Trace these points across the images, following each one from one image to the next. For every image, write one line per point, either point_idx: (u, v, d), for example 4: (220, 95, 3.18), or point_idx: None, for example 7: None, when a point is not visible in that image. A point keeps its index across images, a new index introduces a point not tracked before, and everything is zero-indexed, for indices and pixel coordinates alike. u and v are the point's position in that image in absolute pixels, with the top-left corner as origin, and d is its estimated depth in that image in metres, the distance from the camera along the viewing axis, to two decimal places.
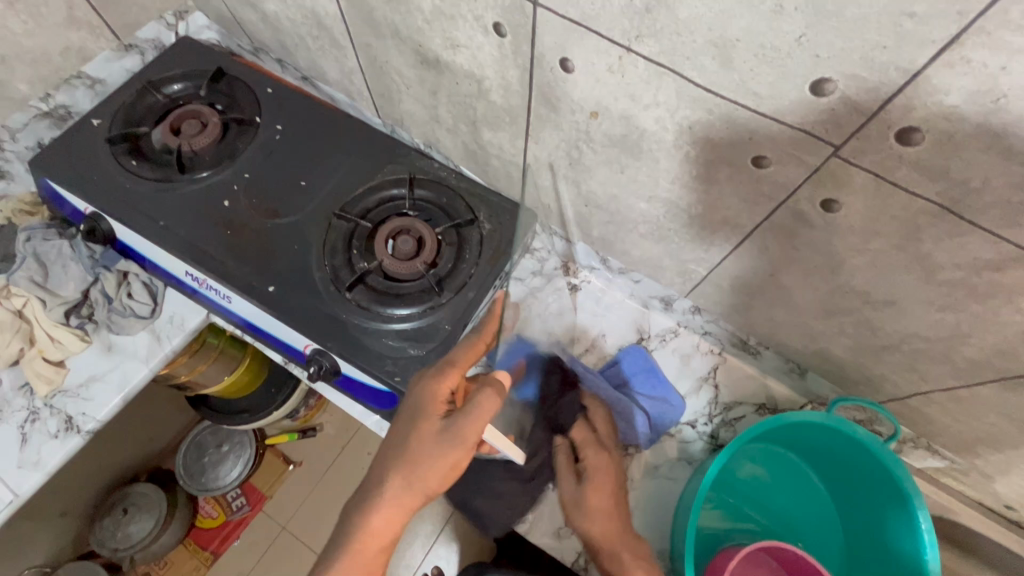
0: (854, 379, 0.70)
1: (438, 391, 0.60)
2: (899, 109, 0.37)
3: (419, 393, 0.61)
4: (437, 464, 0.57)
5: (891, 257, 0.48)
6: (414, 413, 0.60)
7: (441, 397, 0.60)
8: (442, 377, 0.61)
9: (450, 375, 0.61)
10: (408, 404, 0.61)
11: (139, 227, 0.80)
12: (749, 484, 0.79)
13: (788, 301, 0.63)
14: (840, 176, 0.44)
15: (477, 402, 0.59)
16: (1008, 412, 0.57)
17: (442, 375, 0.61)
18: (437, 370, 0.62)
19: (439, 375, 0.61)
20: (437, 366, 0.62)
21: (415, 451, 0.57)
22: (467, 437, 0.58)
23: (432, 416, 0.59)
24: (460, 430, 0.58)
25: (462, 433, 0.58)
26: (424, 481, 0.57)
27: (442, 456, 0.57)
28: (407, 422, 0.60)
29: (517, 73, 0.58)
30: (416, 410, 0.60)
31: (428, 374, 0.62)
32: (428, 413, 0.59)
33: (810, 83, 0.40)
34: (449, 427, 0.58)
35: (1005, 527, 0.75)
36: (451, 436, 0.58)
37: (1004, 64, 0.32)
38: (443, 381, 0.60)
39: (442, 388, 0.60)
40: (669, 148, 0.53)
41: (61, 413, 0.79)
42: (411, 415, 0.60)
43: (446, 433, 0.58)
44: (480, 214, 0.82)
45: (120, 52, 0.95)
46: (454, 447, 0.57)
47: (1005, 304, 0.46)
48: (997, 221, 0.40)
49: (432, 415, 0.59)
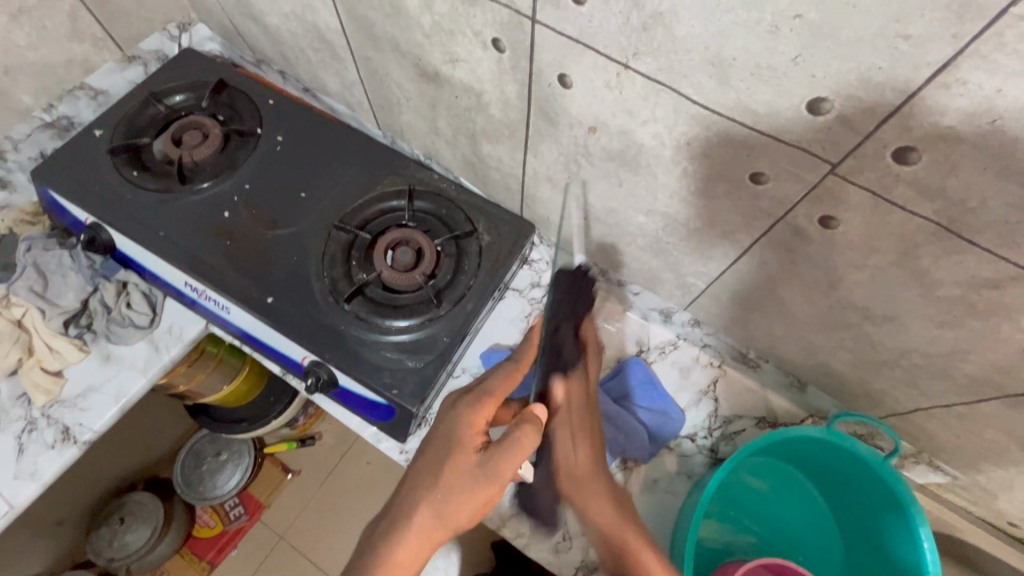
0: (854, 393, 0.69)
1: (473, 421, 0.60)
2: (895, 128, 0.37)
3: (452, 421, 0.60)
4: (470, 498, 0.56)
5: (890, 273, 0.48)
6: (448, 443, 0.59)
7: (477, 428, 0.60)
8: (477, 407, 0.61)
9: (485, 406, 0.61)
10: (440, 432, 0.60)
11: (139, 237, 0.80)
12: (748, 499, 0.79)
13: (787, 315, 0.63)
14: (837, 194, 0.44)
15: (517, 435, 0.58)
16: (1010, 429, 0.56)
17: (478, 406, 0.61)
18: (472, 399, 0.62)
19: (475, 404, 0.61)
20: (473, 395, 0.63)
21: (448, 480, 0.56)
22: (501, 473, 0.57)
23: (467, 447, 0.59)
24: (495, 465, 0.57)
25: (498, 468, 0.57)
26: (455, 514, 0.56)
27: (476, 489, 0.56)
28: (439, 450, 0.59)
29: (516, 88, 0.59)
30: (449, 439, 0.59)
31: (462, 402, 0.62)
32: (462, 443, 0.59)
33: (806, 102, 0.40)
34: (484, 461, 0.57)
35: (1008, 544, 0.74)
36: (486, 470, 0.57)
37: (999, 86, 0.32)
38: (479, 412, 0.61)
39: (478, 419, 0.61)
40: (667, 163, 0.53)
41: (58, 424, 0.79)
42: (443, 444, 0.59)
43: (481, 467, 0.57)
44: (479, 226, 0.82)
45: (124, 63, 0.96)
46: (488, 482, 0.57)
47: (1004, 322, 0.46)
48: (995, 240, 0.40)
49: (467, 447, 0.59)
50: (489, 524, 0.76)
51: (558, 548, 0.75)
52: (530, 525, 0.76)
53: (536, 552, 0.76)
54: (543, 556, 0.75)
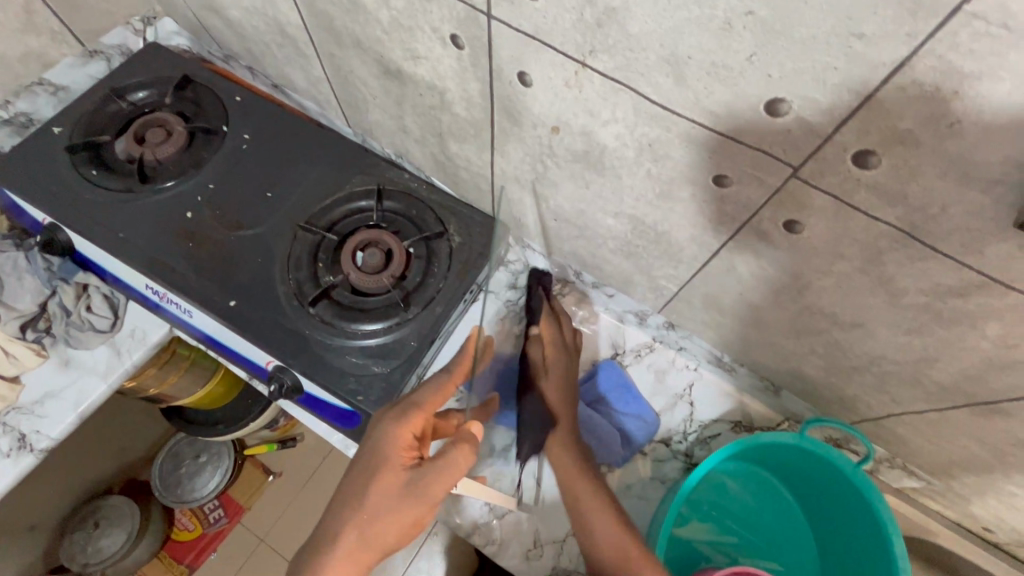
0: (828, 398, 0.68)
1: (402, 437, 0.58)
2: (854, 131, 0.36)
3: (380, 436, 0.58)
4: (398, 519, 0.55)
5: (856, 279, 0.47)
6: (375, 461, 0.57)
7: (406, 444, 0.58)
8: (405, 421, 0.58)
9: (414, 419, 0.59)
10: (367, 448, 0.58)
11: (98, 239, 0.78)
12: (723, 506, 0.77)
13: (758, 319, 0.62)
14: (799, 198, 0.43)
15: (449, 459, 0.57)
16: (980, 437, 0.55)
17: (407, 421, 0.59)
18: (401, 413, 0.59)
19: (403, 418, 0.59)
20: (402, 407, 0.60)
21: (374, 502, 0.55)
22: (431, 493, 0.56)
23: (395, 466, 0.57)
24: (425, 485, 0.56)
25: (428, 488, 0.56)
26: (382, 536, 0.55)
27: (404, 511, 0.55)
28: (366, 469, 0.57)
29: (477, 86, 0.57)
30: (375, 457, 0.57)
31: (390, 416, 0.59)
32: (390, 462, 0.57)
33: (764, 103, 0.38)
34: (414, 481, 0.56)
35: (982, 549, 0.73)
36: (415, 491, 0.56)
37: (956, 87, 0.31)
38: (408, 428, 0.58)
39: (407, 435, 0.58)
40: (631, 164, 0.52)
41: (14, 431, 0.76)
42: (370, 462, 0.57)
43: (410, 489, 0.56)
44: (450, 227, 0.80)
45: (85, 58, 0.93)
46: (418, 503, 0.56)
47: (971, 330, 0.44)
48: (958, 247, 0.38)
49: (395, 466, 0.57)
50: (459, 531, 0.75)
51: (528, 555, 0.73)
52: (500, 531, 0.75)
53: (507, 560, 0.74)
54: (514, 563, 0.74)
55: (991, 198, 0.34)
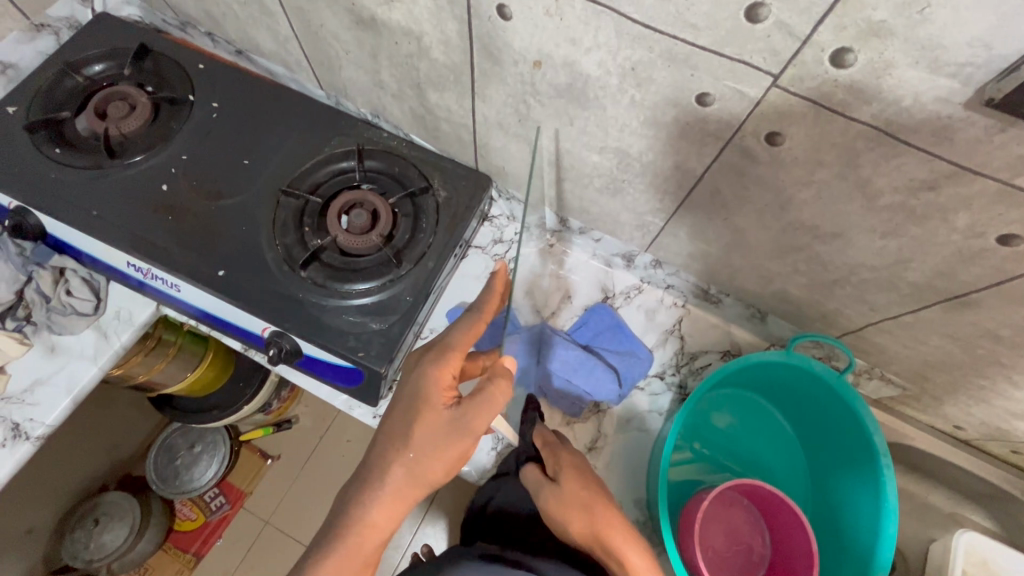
0: (810, 317, 0.72)
1: (441, 378, 0.58)
2: (831, 29, 0.37)
3: (420, 379, 0.58)
4: (444, 453, 0.57)
5: (835, 187, 0.49)
6: (418, 403, 0.58)
7: (446, 385, 0.58)
8: (444, 363, 0.58)
9: (453, 361, 0.59)
10: (408, 391, 0.59)
11: (70, 219, 0.75)
12: (719, 430, 0.81)
13: (743, 244, 0.64)
14: (780, 108, 0.45)
15: (488, 395, 0.58)
16: (951, 333, 0.59)
17: (445, 363, 0.59)
18: (438, 355, 0.59)
19: (441, 361, 0.59)
20: (438, 350, 0.60)
21: (421, 441, 0.57)
22: (473, 427, 0.57)
23: (437, 406, 0.57)
24: (467, 421, 0.57)
25: (471, 424, 0.57)
26: (429, 471, 0.57)
27: (449, 446, 0.57)
28: (409, 411, 0.58)
29: (455, 26, 0.56)
30: (418, 398, 0.58)
31: (428, 359, 0.59)
32: (432, 401, 0.58)
33: (744, 10, 0.39)
34: (458, 418, 0.57)
35: (953, 445, 0.79)
36: (459, 426, 0.57)
37: None
38: (448, 369, 0.58)
39: (446, 376, 0.58)
40: (614, 93, 0.53)
41: (6, 421, 0.74)
42: (413, 404, 0.58)
43: (454, 425, 0.57)
44: (434, 182, 0.80)
45: (32, 33, 0.88)
46: (462, 437, 0.57)
47: (942, 225, 0.47)
48: (928, 138, 0.41)
49: (437, 405, 0.58)
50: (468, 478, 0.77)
51: None
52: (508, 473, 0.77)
53: None
54: None
55: (960, 82, 0.36)
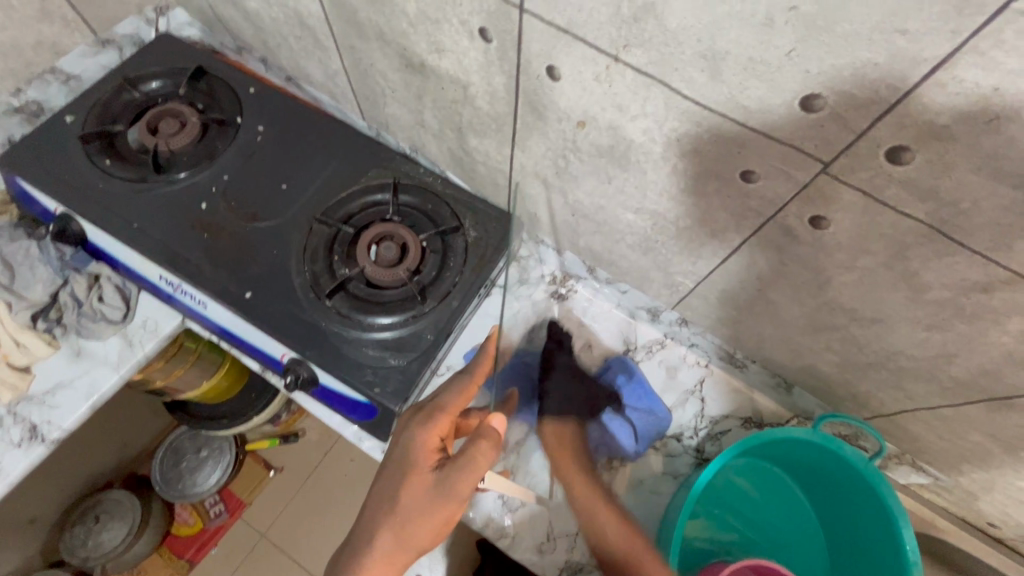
0: (840, 395, 0.69)
1: (428, 440, 0.59)
2: (890, 127, 0.37)
3: (407, 442, 0.59)
4: (430, 520, 0.56)
5: (879, 275, 0.48)
6: (403, 466, 0.58)
7: (432, 446, 0.59)
8: (432, 425, 0.60)
9: (440, 422, 0.60)
10: (396, 454, 0.59)
11: (112, 229, 0.77)
12: (735, 501, 0.78)
13: (776, 316, 0.62)
14: (827, 193, 0.44)
15: (470, 455, 0.57)
16: (993, 432, 0.56)
17: (431, 424, 0.60)
18: (426, 417, 0.60)
19: (429, 423, 0.60)
20: (428, 410, 0.61)
21: (406, 506, 0.56)
22: (457, 492, 0.56)
23: (423, 469, 0.58)
24: (451, 484, 0.56)
25: (454, 488, 0.56)
26: (415, 538, 0.56)
27: (434, 511, 0.56)
28: (396, 475, 0.58)
29: (503, 80, 0.57)
30: (404, 462, 0.58)
31: (416, 420, 0.60)
32: (417, 464, 0.58)
33: (800, 99, 0.39)
34: (439, 480, 0.56)
35: (986, 543, 0.75)
36: (442, 491, 0.56)
37: (996, 84, 0.31)
38: (434, 430, 0.59)
39: (433, 437, 0.59)
40: (656, 160, 0.52)
41: (25, 421, 0.76)
42: (399, 467, 0.58)
43: (437, 488, 0.56)
44: (465, 221, 0.80)
45: (97, 47, 0.92)
46: (446, 502, 0.56)
47: (992, 326, 0.45)
48: (986, 243, 0.39)
49: (422, 467, 0.58)
50: (472, 524, 0.76)
51: (542, 548, 0.74)
52: (513, 525, 0.75)
53: (520, 553, 0.74)
54: (528, 557, 0.74)
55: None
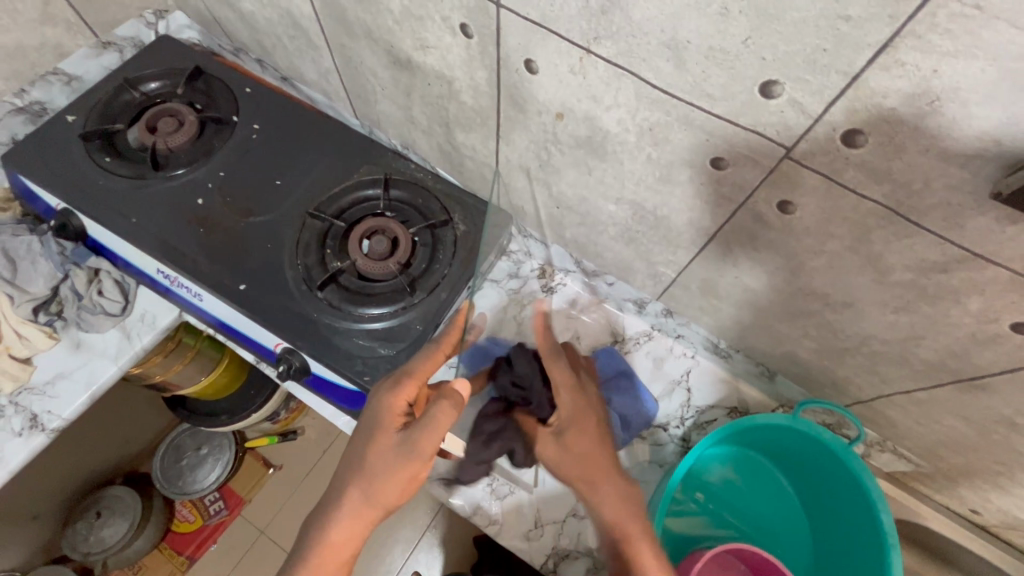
0: (820, 381, 0.71)
1: (395, 403, 0.60)
2: (842, 111, 0.38)
3: (375, 406, 0.61)
4: (395, 476, 0.58)
5: (846, 259, 0.49)
6: (371, 428, 0.60)
7: (399, 409, 0.61)
8: (398, 389, 0.61)
9: (407, 387, 0.61)
10: (365, 417, 0.61)
11: (111, 224, 0.79)
12: (720, 489, 0.79)
13: (754, 303, 0.64)
14: (792, 178, 0.45)
15: (431, 414, 0.58)
16: (965, 414, 0.57)
17: (398, 388, 0.61)
18: (394, 382, 0.62)
19: (396, 387, 0.61)
20: (396, 376, 0.63)
21: (372, 463, 0.58)
22: (420, 449, 0.57)
23: (389, 429, 0.59)
24: (414, 442, 0.58)
25: (417, 446, 0.57)
26: (381, 495, 0.58)
27: (398, 468, 0.58)
28: (364, 436, 0.60)
29: (485, 74, 0.59)
30: (372, 424, 0.60)
31: (385, 385, 0.62)
32: (384, 425, 0.60)
33: (759, 85, 0.40)
34: (403, 440, 0.58)
35: (968, 530, 0.76)
36: (404, 450, 0.58)
37: (935, 66, 0.33)
38: (400, 394, 0.61)
39: (399, 400, 0.61)
40: (632, 149, 0.54)
41: (26, 411, 0.78)
42: (367, 428, 0.60)
43: (401, 447, 0.58)
44: (454, 215, 0.82)
45: (98, 49, 0.95)
46: (409, 459, 0.57)
47: (955, 306, 0.46)
48: (940, 223, 0.41)
49: (388, 428, 0.59)
50: (461, 512, 0.77)
51: (529, 535, 0.75)
52: (501, 513, 0.76)
53: (508, 540, 0.76)
54: (515, 543, 0.75)
55: (970, 173, 0.36)
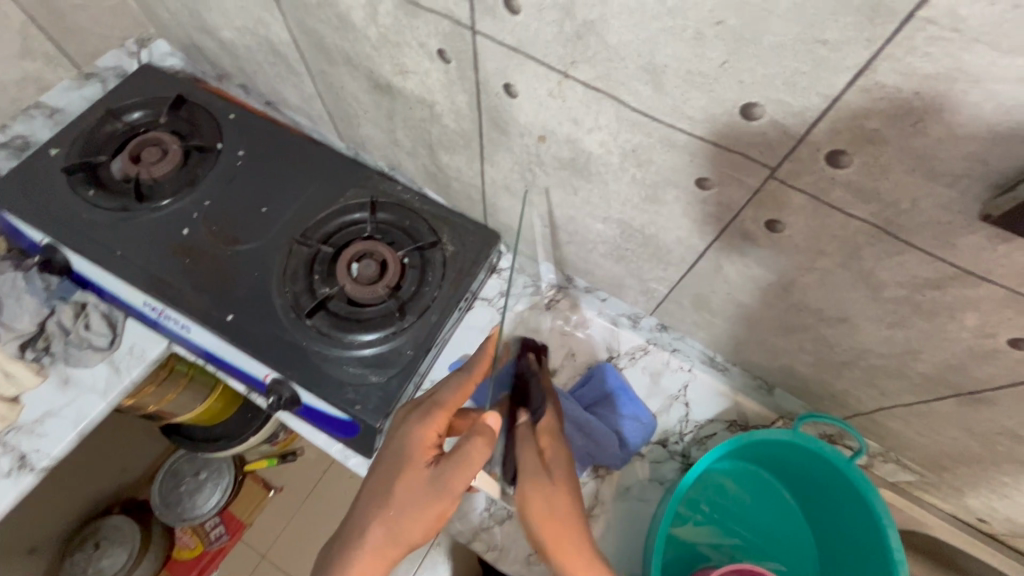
0: (819, 394, 0.69)
1: (426, 435, 0.58)
2: (825, 133, 0.37)
3: (404, 437, 0.59)
4: (421, 515, 0.55)
5: (837, 275, 0.48)
6: (398, 460, 0.58)
7: (428, 442, 0.58)
8: (428, 420, 0.59)
9: (438, 419, 0.59)
10: (390, 449, 0.59)
11: (96, 258, 0.79)
12: (723, 506, 0.77)
13: (748, 318, 0.63)
14: (778, 198, 0.44)
15: (464, 452, 0.56)
16: (968, 426, 0.56)
17: (429, 419, 0.59)
18: (424, 413, 0.60)
19: (426, 418, 0.59)
20: (424, 407, 0.60)
21: (399, 499, 0.56)
22: (450, 488, 0.56)
23: (418, 463, 0.57)
24: (445, 480, 0.56)
25: (448, 484, 0.56)
26: (406, 532, 0.55)
27: (426, 507, 0.55)
28: (389, 468, 0.58)
29: (465, 98, 0.58)
30: (399, 456, 0.58)
31: (413, 417, 0.60)
32: (413, 458, 0.57)
33: (739, 108, 0.40)
34: (432, 477, 0.56)
35: (977, 539, 0.74)
36: (435, 487, 0.56)
37: (916, 88, 0.32)
38: (430, 426, 0.59)
39: (429, 433, 0.59)
40: (615, 170, 0.53)
41: (14, 451, 0.77)
42: (394, 461, 0.58)
43: (431, 485, 0.56)
44: (443, 236, 0.81)
45: (80, 81, 0.94)
46: (439, 496, 0.55)
47: (950, 322, 0.45)
48: (930, 241, 0.40)
49: (417, 462, 0.57)
50: (460, 538, 0.76)
51: (530, 560, 0.74)
52: (500, 537, 0.75)
53: (509, 565, 0.74)
54: (515, 568, 0.74)
55: (958, 192, 0.35)
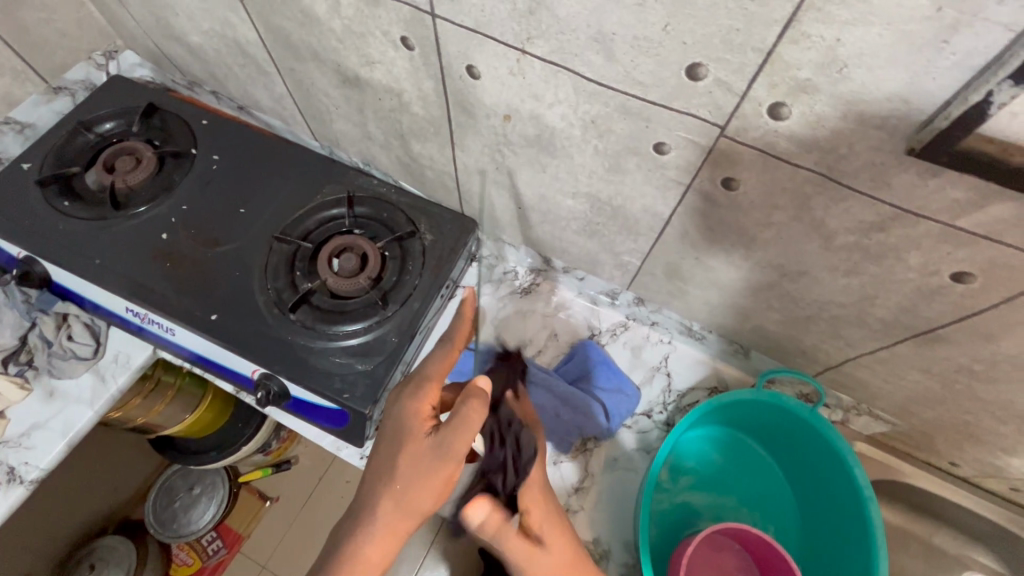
0: (791, 352, 0.72)
1: (421, 408, 0.59)
2: (764, 87, 0.40)
3: (400, 413, 0.59)
4: (429, 481, 0.56)
5: (793, 228, 0.51)
6: (398, 435, 0.58)
7: (425, 413, 0.60)
8: (420, 394, 0.60)
9: (428, 390, 0.60)
10: (389, 427, 0.60)
11: (75, 268, 0.79)
12: (701, 471, 0.79)
13: (718, 282, 0.65)
14: (731, 156, 0.47)
15: (460, 415, 0.57)
16: (926, 367, 0.59)
17: (421, 392, 0.60)
18: (415, 387, 0.61)
19: (418, 392, 0.60)
20: (416, 381, 0.62)
21: (404, 471, 0.57)
22: (455, 450, 0.56)
23: (418, 435, 0.58)
24: (449, 443, 0.56)
25: (450, 447, 0.56)
26: (416, 501, 0.56)
27: (433, 472, 0.56)
28: (391, 444, 0.59)
29: (431, 84, 0.60)
30: (399, 432, 0.59)
31: (406, 392, 0.61)
32: (412, 431, 0.58)
33: (685, 69, 0.42)
34: (435, 444, 0.57)
35: (948, 482, 0.78)
36: (440, 452, 0.56)
37: (838, 36, 0.35)
38: (424, 398, 0.60)
39: (424, 405, 0.60)
40: (578, 143, 0.55)
41: (3, 464, 0.76)
42: (395, 438, 0.59)
43: (434, 451, 0.56)
44: (421, 226, 0.83)
45: (49, 95, 0.94)
46: (444, 461, 0.56)
47: (897, 263, 0.48)
48: (869, 183, 0.42)
49: (417, 434, 0.58)
50: None
51: None
52: None
53: None
54: None
55: (887, 133, 0.38)
